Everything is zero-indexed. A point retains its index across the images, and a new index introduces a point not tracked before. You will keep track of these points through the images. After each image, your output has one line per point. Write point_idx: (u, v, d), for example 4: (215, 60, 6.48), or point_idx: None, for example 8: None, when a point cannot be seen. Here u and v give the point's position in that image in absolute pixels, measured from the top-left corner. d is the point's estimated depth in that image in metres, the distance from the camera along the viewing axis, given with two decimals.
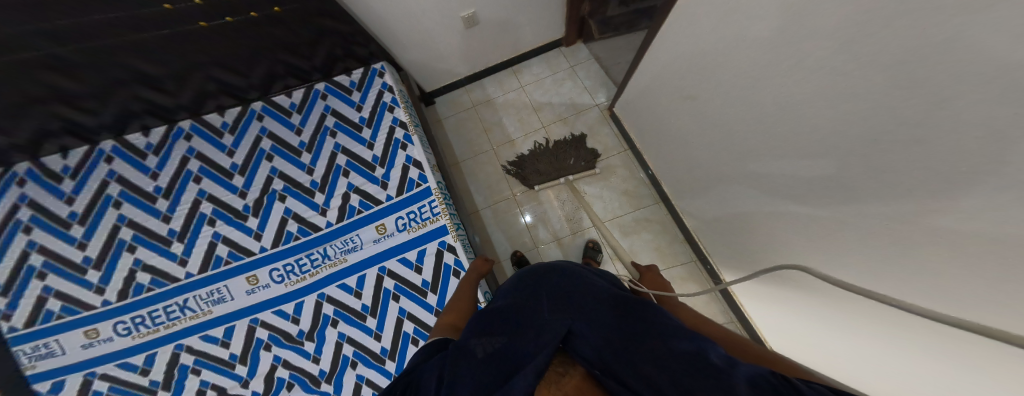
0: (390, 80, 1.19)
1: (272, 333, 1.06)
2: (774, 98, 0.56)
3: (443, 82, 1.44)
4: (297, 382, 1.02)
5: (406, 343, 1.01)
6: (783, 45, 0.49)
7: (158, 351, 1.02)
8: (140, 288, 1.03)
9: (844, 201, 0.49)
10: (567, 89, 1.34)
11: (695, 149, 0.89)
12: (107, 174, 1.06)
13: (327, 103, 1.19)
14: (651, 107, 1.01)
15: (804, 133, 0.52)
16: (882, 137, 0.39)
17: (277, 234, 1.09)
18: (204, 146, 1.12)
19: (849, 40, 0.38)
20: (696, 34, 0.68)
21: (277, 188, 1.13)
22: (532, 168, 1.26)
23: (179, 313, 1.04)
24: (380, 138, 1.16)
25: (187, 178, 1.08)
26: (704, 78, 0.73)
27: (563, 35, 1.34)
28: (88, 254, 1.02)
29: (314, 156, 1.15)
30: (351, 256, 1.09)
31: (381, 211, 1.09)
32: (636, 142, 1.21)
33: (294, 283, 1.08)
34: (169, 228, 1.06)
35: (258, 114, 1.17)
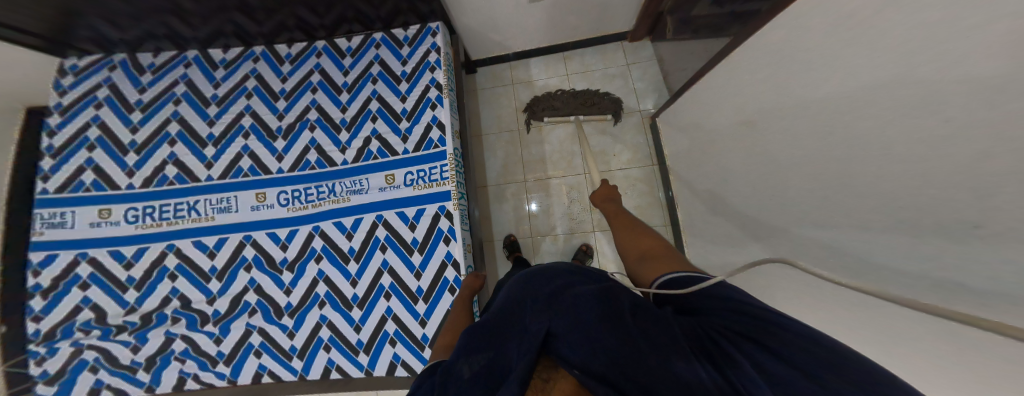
0: (440, 41, 1.10)
1: (256, 254, 1.04)
2: (808, 145, 0.48)
3: (489, 53, 1.35)
4: (259, 309, 1.01)
5: (378, 295, 0.97)
6: (840, 86, 0.40)
7: (151, 246, 1.05)
8: (163, 180, 1.09)
9: (853, 280, 0.42)
10: (615, 87, 1.24)
11: (720, 188, 0.82)
12: (181, 76, 1.14)
13: (377, 53, 1.14)
14: (693, 128, 0.90)
15: (823, 183, 0.46)
16: (912, 223, 0.32)
17: (297, 160, 1.10)
18: (266, 69, 1.15)
19: (898, 99, 0.31)
20: (770, 49, 0.55)
21: (311, 118, 1.12)
22: (546, 104, 1.26)
23: (185, 213, 1.07)
24: (415, 93, 1.09)
25: (240, 93, 1.15)
26: (756, 103, 0.61)
27: (632, 29, 1.20)
28: (135, 139, 1.10)
29: (351, 97, 1.12)
30: (354, 197, 1.06)
31: (395, 162, 1.05)
32: (667, 160, 1.11)
33: (296, 209, 1.07)
34: (209, 132, 1.12)
35: (320, 53, 1.15)
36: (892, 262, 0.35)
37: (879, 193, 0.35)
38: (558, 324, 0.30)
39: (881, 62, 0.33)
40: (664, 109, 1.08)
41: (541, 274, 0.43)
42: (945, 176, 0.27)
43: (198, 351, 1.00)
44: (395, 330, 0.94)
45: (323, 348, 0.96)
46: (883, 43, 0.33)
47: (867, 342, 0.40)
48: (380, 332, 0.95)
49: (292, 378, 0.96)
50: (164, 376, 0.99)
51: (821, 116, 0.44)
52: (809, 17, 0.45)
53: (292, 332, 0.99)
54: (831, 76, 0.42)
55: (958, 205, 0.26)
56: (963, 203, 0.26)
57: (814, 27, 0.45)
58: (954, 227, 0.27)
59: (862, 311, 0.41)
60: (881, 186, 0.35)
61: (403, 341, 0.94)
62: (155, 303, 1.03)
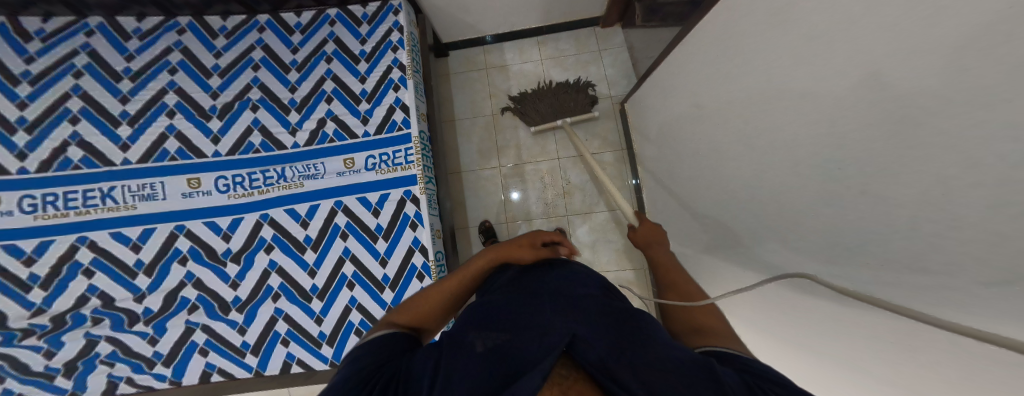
0: (403, 20, 1.02)
1: (192, 246, 0.93)
2: (748, 122, 0.51)
3: (460, 36, 1.29)
4: (201, 305, 0.92)
5: (340, 285, 0.93)
6: (774, 61, 0.42)
7: (58, 239, 0.89)
8: (66, 163, 0.92)
9: (778, 246, 0.46)
10: (589, 74, 1.24)
11: (675, 172, 0.85)
12: (81, 45, 0.95)
13: (332, 30, 1.03)
14: (652, 113, 0.94)
15: (761, 161, 0.48)
16: (826, 187, 0.34)
17: (236, 144, 0.99)
18: (193, 42, 1.00)
19: (820, 69, 0.33)
20: (714, 30, 0.57)
21: (252, 97, 1.00)
22: (533, 106, 1.12)
23: (98, 202, 0.92)
24: (375, 74, 1.02)
25: (161, 68, 0.98)
26: (704, 83, 0.63)
27: (604, 14, 1.20)
28: (24, 115, 0.91)
29: (302, 76, 1.01)
30: (307, 183, 0.97)
31: (355, 145, 0.98)
32: (634, 145, 1.13)
33: (236, 197, 0.96)
34: (122, 109, 0.95)
35: (261, 26, 1.02)
36: (812, 230, 0.38)
37: (807, 167, 0.37)
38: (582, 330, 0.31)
39: (813, 39, 0.34)
40: (631, 95, 1.09)
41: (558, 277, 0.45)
42: (855, 145, 0.29)
43: (129, 354, 0.89)
44: (361, 320, 0.91)
45: (281, 342, 0.91)
46: (813, 20, 0.34)
47: (787, 302, 0.45)
48: (344, 322, 0.91)
49: (246, 376, 0.90)
50: (90, 381, 0.88)
51: (762, 95, 0.46)
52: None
53: (243, 328, 0.91)
54: (769, 55, 0.43)
55: (865, 173, 0.28)
56: (867, 169, 0.28)
57: (753, 9, 0.46)
58: (859, 186, 0.29)
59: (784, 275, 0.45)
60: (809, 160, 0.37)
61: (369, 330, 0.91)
62: (66, 304, 0.88)
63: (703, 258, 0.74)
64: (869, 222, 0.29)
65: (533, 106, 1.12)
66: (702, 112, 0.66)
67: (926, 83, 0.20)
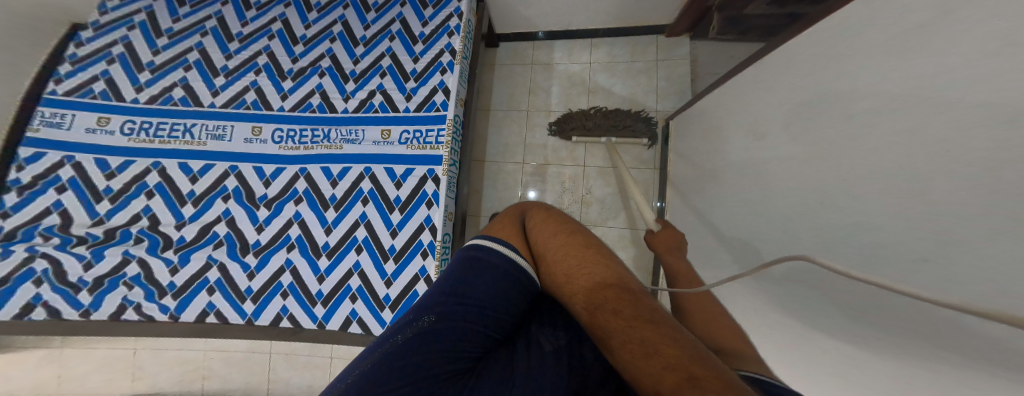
0: (464, 7, 1.00)
1: (237, 186, 0.96)
2: (796, 154, 0.47)
3: (515, 28, 1.26)
4: (226, 243, 0.92)
5: (349, 248, 0.90)
6: (835, 92, 0.39)
7: (138, 160, 0.95)
8: (168, 101, 1.00)
9: (790, 288, 0.42)
10: (637, 83, 1.17)
11: (704, 201, 0.80)
12: (215, 12, 1.04)
13: (401, 11, 1.03)
14: (698, 136, 0.88)
15: (797, 201, 0.45)
16: (857, 227, 0.32)
17: (300, 101, 1.00)
18: (293, 15, 1.04)
19: (884, 103, 0.31)
20: (786, 56, 0.53)
21: (322, 65, 1.02)
22: (579, 124, 1.11)
23: (179, 134, 0.97)
24: (428, 56, 1.00)
25: (263, 34, 1.04)
26: (760, 110, 0.59)
27: (673, 23, 1.12)
28: (153, 60, 1.00)
29: (366, 51, 1.02)
30: (346, 146, 0.96)
31: (395, 118, 0.97)
32: (670, 165, 1.06)
33: (287, 150, 0.97)
34: (224, 64, 1.02)
35: (346, 5, 1.05)
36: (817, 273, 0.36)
37: (844, 215, 0.34)
38: None
39: (883, 75, 0.31)
40: (681, 111, 1.01)
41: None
42: (903, 197, 0.27)
43: (149, 279, 0.91)
44: (358, 286, 0.89)
45: (280, 294, 0.90)
46: (886, 60, 0.32)
47: (786, 353, 0.42)
48: (343, 286, 0.90)
49: (239, 322, 0.89)
50: (105, 302, 0.89)
51: (813, 134, 0.43)
52: (835, 19, 0.42)
53: (253, 273, 0.90)
54: (830, 93, 0.40)
55: (908, 228, 0.26)
56: (911, 225, 0.26)
57: (830, 40, 0.42)
58: (895, 229, 0.27)
59: (789, 323, 0.42)
60: (846, 207, 0.34)
61: (364, 297, 0.89)
62: (124, 219, 0.93)
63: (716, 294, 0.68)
64: (899, 281, 0.26)
65: (580, 122, 1.11)
66: (750, 143, 0.62)
67: (991, 119, 0.19)
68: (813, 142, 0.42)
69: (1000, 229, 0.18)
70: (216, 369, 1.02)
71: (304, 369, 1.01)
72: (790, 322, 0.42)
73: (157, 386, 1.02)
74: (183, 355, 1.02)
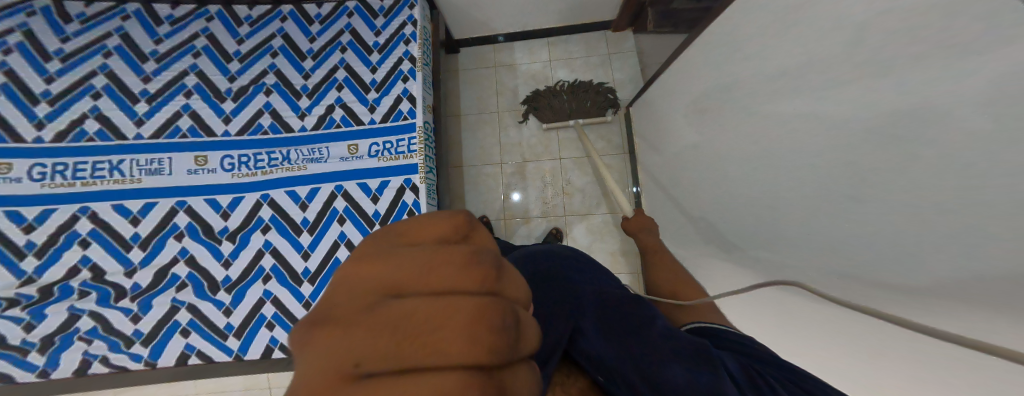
0: (418, 14, 1.01)
1: (191, 222, 0.90)
2: (753, 127, 0.51)
3: (473, 33, 1.29)
4: (190, 283, 0.89)
5: (333, 269, 0.91)
6: (780, 66, 0.43)
7: (60, 208, 0.86)
8: (81, 136, 0.90)
9: (783, 251, 0.45)
10: (595, 76, 1.24)
11: (675, 178, 0.87)
12: (117, 29, 0.97)
13: (349, 22, 1.04)
14: (657, 119, 0.94)
15: (761, 165, 0.49)
16: (830, 186, 0.35)
17: (247, 125, 0.97)
18: (218, 29, 1.01)
19: (829, 71, 0.33)
20: (720, 40, 0.58)
21: (268, 82, 0.99)
22: (548, 102, 1.17)
23: (105, 173, 0.90)
24: (386, 65, 1.01)
25: (186, 52, 0.99)
26: (710, 91, 0.64)
27: (616, 19, 1.21)
28: (49, 89, 0.90)
29: (316, 65, 1.01)
30: (310, 166, 0.96)
31: (360, 131, 0.96)
32: (635, 149, 1.14)
33: (242, 177, 0.95)
34: (143, 88, 0.95)
35: (284, 17, 1.03)
36: (812, 230, 0.39)
37: (816, 177, 0.37)
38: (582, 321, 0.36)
39: (822, 46, 0.35)
40: (636, 98, 1.10)
41: (579, 271, 0.49)
42: (864, 152, 0.30)
43: (109, 331, 0.85)
44: None
45: (265, 326, 0.88)
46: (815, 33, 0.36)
47: (798, 320, 0.44)
48: None
49: (226, 359, 0.87)
50: (64, 359, 0.83)
51: (768, 104, 0.47)
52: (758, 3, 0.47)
53: (230, 309, 0.88)
54: (769, 66, 0.45)
55: (867, 176, 0.30)
56: (869, 172, 0.29)
57: (760, 20, 0.47)
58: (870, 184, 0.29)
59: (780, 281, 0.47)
60: (808, 165, 0.39)
61: None
62: (59, 274, 0.85)
63: (703, 266, 0.74)
64: (880, 228, 0.29)
65: (548, 102, 1.17)
66: (701, 119, 0.68)
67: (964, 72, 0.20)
68: (772, 114, 0.46)
69: (989, 168, 0.19)
70: None
71: None
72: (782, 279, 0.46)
73: None
74: None
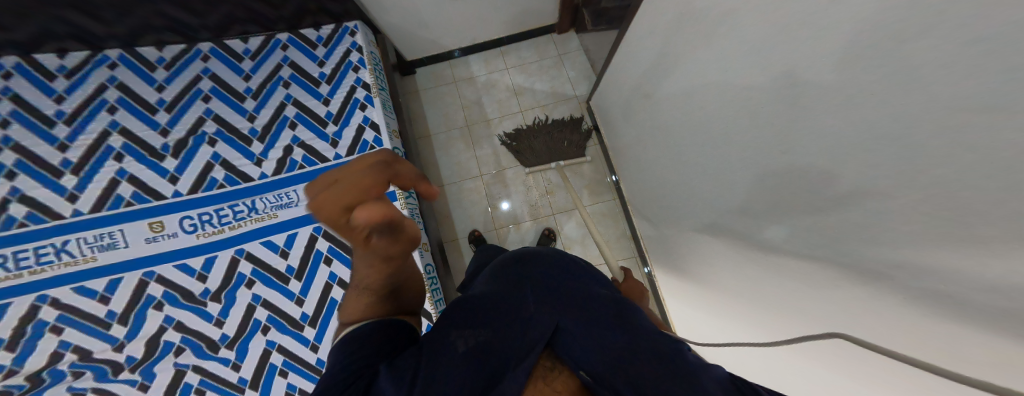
0: (361, 41, 1.04)
1: (167, 291, 0.87)
2: (701, 100, 0.55)
3: (425, 52, 1.32)
4: (189, 347, 0.86)
5: (331, 310, 0.90)
6: (714, 42, 0.47)
7: (14, 301, 0.80)
8: (10, 222, 0.82)
9: (746, 209, 0.50)
10: (551, 76, 1.30)
11: (636, 154, 0.93)
12: (4, 91, 0.85)
13: (286, 54, 1.02)
14: (611, 103, 0.99)
15: (710, 122, 0.54)
16: (784, 143, 0.38)
17: (200, 180, 0.93)
18: (129, 77, 0.93)
19: (769, 38, 0.36)
20: (649, 27, 0.63)
21: (208, 130, 0.96)
22: (528, 144, 1.19)
23: (53, 257, 0.82)
24: (339, 95, 1.01)
25: (98, 107, 0.90)
26: (653, 73, 0.68)
27: (557, 21, 1.27)
28: None
29: (260, 104, 0.99)
30: (281, 213, 0.94)
31: (327, 169, 0.97)
32: (604, 138, 1.20)
33: (207, 236, 0.91)
34: (64, 158, 0.87)
35: (205, 55, 0.99)
36: (764, 167, 0.43)
37: (769, 135, 0.40)
38: (568, 322, 0.37)
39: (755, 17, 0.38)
40: (594, 93, 1.15)
41: (573, 277, 0.49)
42: (807, 107, 0.33)
43: None
44: None
45: (280, 373, 0.86)
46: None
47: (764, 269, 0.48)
48: None
49: None
50: None
51: (710, 79, 0.50)
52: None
53: (237, 364, 0.86)
54: (698, 30, 0.50)
55: (814, 130, 0.32)
56: (804, 101, 0.33)
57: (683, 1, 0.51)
58: (815, 138, 0.32)
59: (741, 220, 0.52)
60: (758, 126, 0.42)
61: None
62: (41, 362, 0.80)
63: (681, 236, 0.79)
64: (828, 174, 0.32)
65: (528, 145, 1.19)
66: (650, 96, 0.73)
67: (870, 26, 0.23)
68: (716, 85, 0.50)
69: (891, 110, 0.23)
70: None
71: None
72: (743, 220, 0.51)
73: None
74: None
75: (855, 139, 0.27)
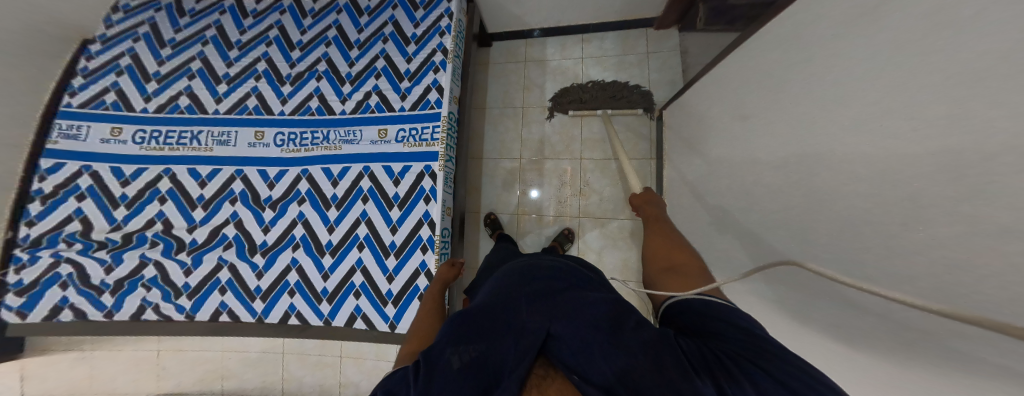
0: (454, 7, 1.00)
1: (244, 189, 0.98)
2: (784, 140, 0.47)
3: (507, 28, 1.28)
4: (235, 244, 0.96)
5: (351, 245, 0.94)
6: (820, 75, 0.40)
7: (150, 168, 0.99)
8: (175, 109, 1.03)
9: (800, 277, 0.42)
10: (629, 75, 1.18)
11: (701, 201, 0.81)
12: (214, 21, 1.07)
13: (393, 14, 1.05)
14: (693, 120, 0.87)
15: (792, 200, 0.44)
16: (854, 209, 0.32)
17: (299, 105, 1.03)
18: (289, 22, 1.07)
19: (875, 83, 0.31)
20: (766, 45, 0.54)
21: (319, 69, 1.04)
22: (577, 95, 1.19)
23: (187, 141, 1.01)
24: (421, 55, 1.01)
25: (261, 41, 1.07)
26: (747, 97, 0.60)
27: (661, 16, 1.13)
28: (160, 70, 1.04)
29: (361, 53, 1.04)
30: (345, 147, 0.99)
31: (390, 117, 0.99)
32: (666, 154, 1.07)
33: (290, 152, 1.00)
34: (226, 71, 1.05)
35: (339, 10, 1.07)
36: (842, 264, 0.35)
37: (840, 195, 0.34)
38: (556, 325, 0.33)
39: (869, 54, 0.32)
40: (673, 100, 1.02)
41: (567, 278, 0.45)
42: (889, 173, 0.28)
43: (165, 281, 0.95)
44: (362, 282, 0.92)
45: (287, 292, 0.94)
46: (871, 58, 0.31)
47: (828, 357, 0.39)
48: (346, 283, 0.93)
49: (250, 320, 0.93)
50: (126, 303, 0.94)
51: (801, 117, 0.43)
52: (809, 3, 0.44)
53: (261, 273, 0.95)
54: (813, 82, 0.41)
55: (891, 204, 0.27)
56: (906, 217, 0.26)
57: (812, 19, 0.43)
58: (893, 212, 0.27)
59: (809, 313, 0.41)
60: (832, 180, 0.36)
61: (368, 294, 0.91)
62: (140, 224, 0.98)
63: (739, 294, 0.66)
64: (909, 263, 0.26)
65: (579, 94, 1.19)
66: (740, 118, 0.63)
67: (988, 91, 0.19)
68: (806, 124, 0.42)
69: (993, 200, 0.18)
70: (232, 368, 1.10)
71: (315, 367, 1.07)
72: (814, 323, 0.41)
73: (182, 384, 1.11)
74: (203, 356, 1.11)
75: (957, 250, 0.22)
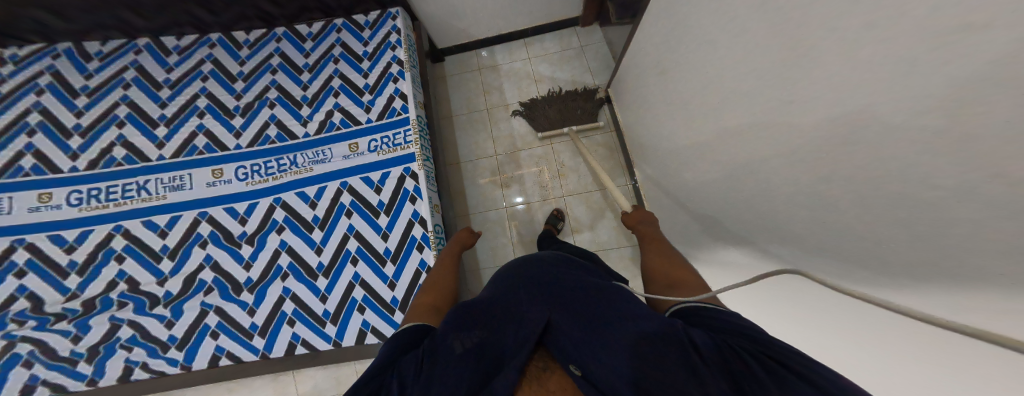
0: (401, 24, 1.06)
1: (213, 231, 0.94)
2: (716, 76, 0.57)
3: (455, 41, 1.35)
4: (217, 287, 0.91)
5: (344, 262, 0.94)
6: (728, 15, 0.50)
7: (95, 229, 0.91)
8: (111, 162, 0.95)
9: (753, 180, 0.51)
10: (573, 66, 1.31)
11: (659, 155, 0.94)
12: (131, 62, 1.01)
13: (339, 37, 1.07)
14: (634, 89, 1.00)
15: (733, 121, 0.54)
16: (778, 106, 0.41)
17: (256, 136, 1.00)
18: (222, 54, 1.05)
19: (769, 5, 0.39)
20: (674, 11, 0.66)
21: (271, 96, 1.03)
22: (541, 112, 1.24)
23: (135, 193, 0.94)
24: (377, 70, 1.05)
25: (194, 77, 1.03)
26: (675, 56, 0.71)
27: (582, 15, 1.28)
28: (80, 122, 0.96)
29: (312, 76, 1.04)
30: (316, 167, 0.99)
31: (359, 130, 1.01)
32: (621, 127, 1.19)
33: (256, 184, 0.97)
34: (161, 113, 0.99)
35: (278, 37, 1.07)
36: (777, 154, 0.44)
37: (768, 100, 0.43)
38: (556, 315, 0.38)
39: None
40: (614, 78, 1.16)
41: (565, 274, 0.50)
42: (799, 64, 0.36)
43: (146, 337, 0.88)
44: (363, 296, 0.92)
45: (287, 322, 0.91)
46: None
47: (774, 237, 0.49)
48: (348, 299, 0.92)
49: (253, 358, 0.89)
50: (108, 367, 0.85)
51: (724, 53, 0.53)
52: None
53: (254, 309, 0.91)
54: (725, 23, 0.51)
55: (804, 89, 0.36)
56: (811, 96, 0.34)
57: None
58: (806, 94, 0.35)
59: (760, 207, 0.51)
60: (759, 91, 0.45)
61: (372, 306, 0.91)
62: (100, 288, 0.89)
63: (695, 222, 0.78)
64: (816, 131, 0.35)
65: (542, 112, 1.24)
66: (673, 73, 0.74)
67: None
68: (729, 57, 0.52)
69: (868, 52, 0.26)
70: None
71: None
72: (761, 211, 0.51)
73: None
74: None
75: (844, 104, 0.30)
